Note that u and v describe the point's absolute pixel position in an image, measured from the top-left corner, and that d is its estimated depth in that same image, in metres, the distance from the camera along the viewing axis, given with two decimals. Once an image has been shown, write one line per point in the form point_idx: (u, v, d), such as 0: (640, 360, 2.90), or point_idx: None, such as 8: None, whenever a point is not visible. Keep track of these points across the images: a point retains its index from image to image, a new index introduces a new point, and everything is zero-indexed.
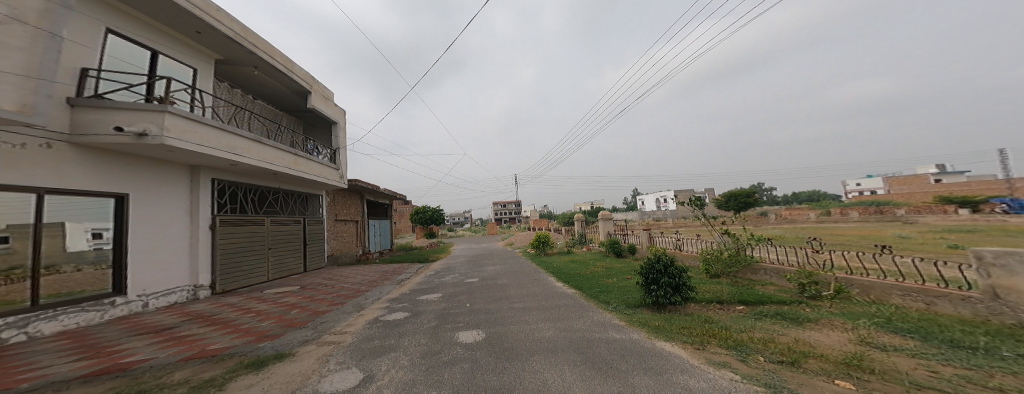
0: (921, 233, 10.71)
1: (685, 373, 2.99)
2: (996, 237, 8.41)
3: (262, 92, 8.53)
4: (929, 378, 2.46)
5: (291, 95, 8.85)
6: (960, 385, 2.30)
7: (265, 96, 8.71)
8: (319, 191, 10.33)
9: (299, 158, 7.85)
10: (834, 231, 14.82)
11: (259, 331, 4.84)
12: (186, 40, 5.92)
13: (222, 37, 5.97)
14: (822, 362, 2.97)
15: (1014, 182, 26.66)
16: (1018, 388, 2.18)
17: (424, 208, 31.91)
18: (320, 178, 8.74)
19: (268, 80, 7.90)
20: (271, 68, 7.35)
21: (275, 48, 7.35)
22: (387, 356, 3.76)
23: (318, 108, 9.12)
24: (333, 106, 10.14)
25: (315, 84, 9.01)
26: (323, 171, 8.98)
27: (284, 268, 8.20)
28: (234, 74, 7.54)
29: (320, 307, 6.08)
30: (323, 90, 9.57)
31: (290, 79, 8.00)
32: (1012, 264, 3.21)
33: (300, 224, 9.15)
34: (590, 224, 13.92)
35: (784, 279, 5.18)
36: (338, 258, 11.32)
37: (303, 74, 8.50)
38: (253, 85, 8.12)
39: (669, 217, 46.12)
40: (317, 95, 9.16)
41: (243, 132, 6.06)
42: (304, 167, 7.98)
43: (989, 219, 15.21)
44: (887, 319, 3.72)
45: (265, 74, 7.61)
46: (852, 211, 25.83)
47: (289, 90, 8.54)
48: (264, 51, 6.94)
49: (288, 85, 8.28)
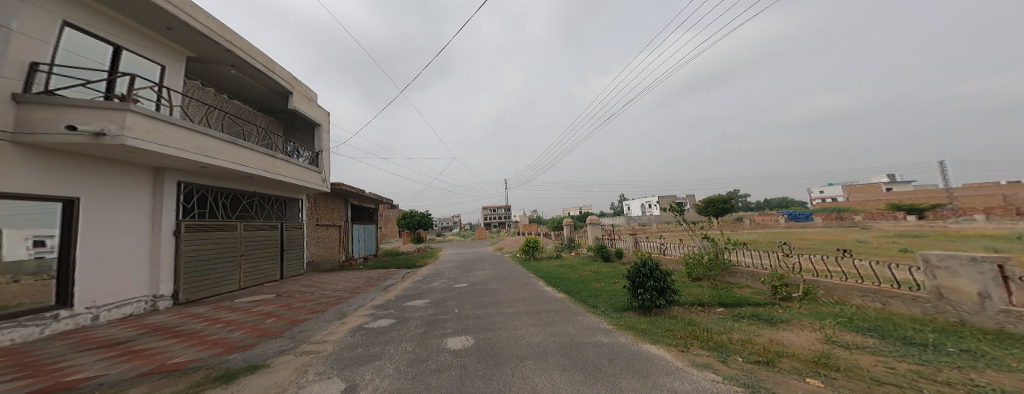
0: (878, 238, 11.65)
1: (670, 374, 3.11)
2: (942, 241, 9.30)
3: (238, 91, 8.02)
4: (888, 374, 2.74)
5: (271, 96, 8.38)
6: (913, 380, 2.60)
7: (242, 95, 8.19)
8: (300, 195, 9.85)
9: (278, 161, 7.41)
10: (802, 235, 15.88)
11: (229, 342, 4.54)
12: (156, 35, 5.45)
13: (197, 34, 5.55)
14: (794, 360, 3.20)
15: (953, 192, 29.66)
16: (963, 382, 2.51)
17: (409, 212, 30.84)
18: (301, 181, 8.28)
19: (247, 80, 7.45)
20: (250, 67, 6.92)
21: (254, 46, 6.93)
22: (371, 364, 3.64)
23: (300, 109, 8.67)
24: (317, 108, 9.69)
25: (298, 85, 8.56)
26: (304, 175, 8.52)
27: (258, 275, 7.71)
28: (207, 73, 7.03)
29: (298, 316, 5.82)
30: (306, 91, 9.10)
31: (270, 79, 7.56)
32: (954, 267, 3.65)
33: (278, 229, 8.66)
34: (578, 228, 14.05)
35: (758, 281, 5.49)
36: (318, 263, 10.80)
37: (286, 74, 8.08)
38: (229, 84, 7.63)
39: (652, 221, 47.66)
40: (300, 96, 8.72)
41: (216, 133, 5.64)
42: (284, 170, 7.53)
43: (934, 226, 16.87)
44: (850, 319, 4.12)
45: (243, 73, 7.16)
46: (818, 217, 27.61)
47: (269, 90, 8.08)
48: (242, 49, 6.53)
49: (267, 85, 7.81)
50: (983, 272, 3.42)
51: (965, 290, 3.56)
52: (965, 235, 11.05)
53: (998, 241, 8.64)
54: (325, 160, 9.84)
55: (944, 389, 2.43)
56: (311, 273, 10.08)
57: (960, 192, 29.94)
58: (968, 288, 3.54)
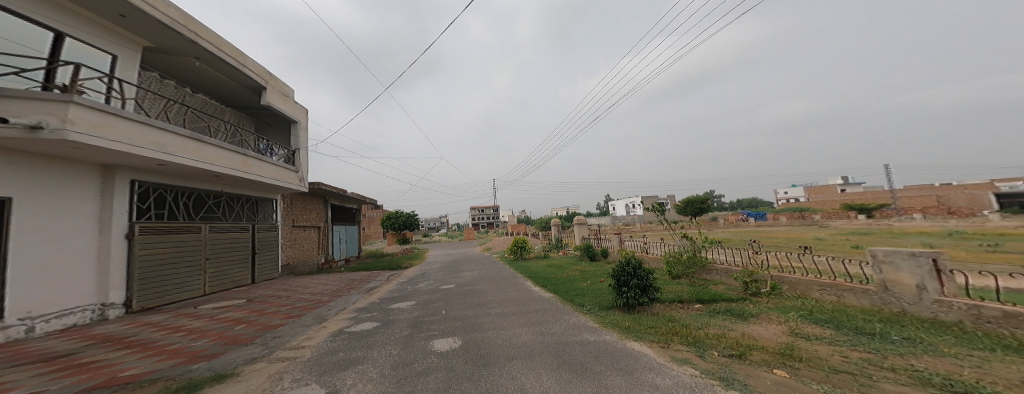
0: (835, 236, 12.73)
1: (653, 371, 3.26)
2: (888, 238, 10.33)
3: (203, 84, 7.36)
4: (842, 363, 3.04)
5: (243, 91, 7.78)
6: (863, 367, 2.90)
7: (208, 89, 7.57)
8: (274, 195, 9.27)
9: (249, 159, 6.87)
10: (770, 233, 17.07)
11: (192, 351, 4.20)
12: (105, 23, 4.86)
13: (155, 23, 5.01)
14: (763, 353, 3.47)
15: (896, 194, 33.03)
16: (904, 367, 2.83)
17: (394, 212, 29.92)
18: (277, 181, 7.77)
19: (213, 73, 6.86)
20: (217, 60, 6.37)
21: (221, 36, 6.38)
22: (353, 369, 3.52)
23: (275, 106, 8.09)
24: (294, 104, 9.07)
25: (273, 80, 7.96)
26: (280, 174, 8.00)
27: (225, 280, 7.16)
28: (168, 65, 6.42)
29: (271, 321, 5.48)
30: (282, 87, 8.49)
31: (240, 74, 7.00)
32: (897, 261, 4.08)
33: (249, 231, 8.09)
34: (565, 228, 14.25)
35: (731, 278, 5.87)
36: (294, 266, 10.21)
37: (259, 69, 7.51)
38: (192, 77, 6.98)
39: (633, 220, 49.51)
40: (275, 91, 8.14)
41: (177, 129, 5.14)
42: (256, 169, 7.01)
43: (881, 225, 18.68)
44: (810, 312, 4.52)
45: (208, 66, 6.58)
46: (783, 216, 29.70)
47: (240, 85, 7.49)
48: (208, 40, 5.98)
49: (237, 79, 7.21)
50: (921, 266, 3.85)
51: (906, 282, 4.01)
52: (907, 233, 12.32)
53: (936, 238, 9.71)
54: (303, 160, 9.28)
55: (887, 374, 2.73)
56: (286, 276, 9.52)
57: (901, 194, 33.39)
58: (908, 281, 3.99)
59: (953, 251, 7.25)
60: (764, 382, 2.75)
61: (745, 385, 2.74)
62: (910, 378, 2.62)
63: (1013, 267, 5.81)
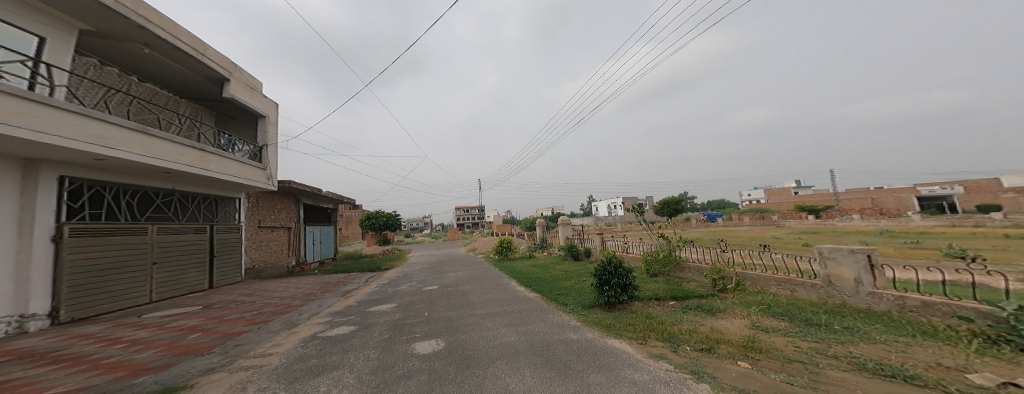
0: (790, 235, 14.03)
1: (631, 366, 3.42)
2: (833, 237, 11.56)
3: (154, 73, 7.07)
4: (795, 352, 3.38)
5: (201, 82, 7.61)
6: (812, 355, 3.25)
7: (162, 79, 7.32)
8: (238, 194, 8.57)
9: (206, 154, 6.47)
10: (736, 233, 18.43)
11: (136, 364, 3.73)
12: (35, 3, 4.56)
13: (95, 6, 4.81)
14: (729, 346, 3.76)
15: (839, 197, 36.97)
16: (844, 354, 3.20)
17: (373, 212, 28.71)
18: (239, 178, 7.36)
19: (166, 61, 6.65)
20: (171, 48, 6.22)
21: (176, 24, 6.24)
22: (327, 375, 3.32)
23: (238, 97, 7.92)
24: (261, 97, 8.91)
25: (235, 71, 7.86)
26: (243, 171, 7.57)
27: (177, 285, 6.44)
28: (114, 52, 6.15)
29: (233, 328, 5.04)
30: (247, 79, 8.38)
31: (199, 64, 6.87)
32: (839, 257, 4.58)
33: (206, 232, 7.36)
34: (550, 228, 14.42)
35: (701, 275, 6.26)
36: (260, 270, 9.41)
37: (221, 59, 7.41)
38: (140, 65, 6.70)
39: (613, 220, 51.30)
40: (238, 83, 8.00)
41: (121, 120, 4.80)
42: (214, 165, 6.60)
43: (829, 224, 20.85)
44: (768, 306, 4.96)
45: (160, 54, 6.38)
46: (747, 217, 32.08)
47: (198, 75, 7.31)
48: (161, 27, 5.85)
49: (195, 69, 7.07)
50: (858, 262, 4.37)
51: (846, 276, 4.52)
52: (850, 232, 13.84)
53: (872, 236, 10.99)
54: (270, 156, 8.91)
55: (831, 361, 3.07)
56: (250, 281, 8.72)
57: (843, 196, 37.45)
58: (847, 275, 4.51)
59: (888, 249, 8.27)
60: (729, 373, 2.99)
61: (713, 377, 2.94)
62: (849, 363, 2.98)
63: (935, 262, 6.75)
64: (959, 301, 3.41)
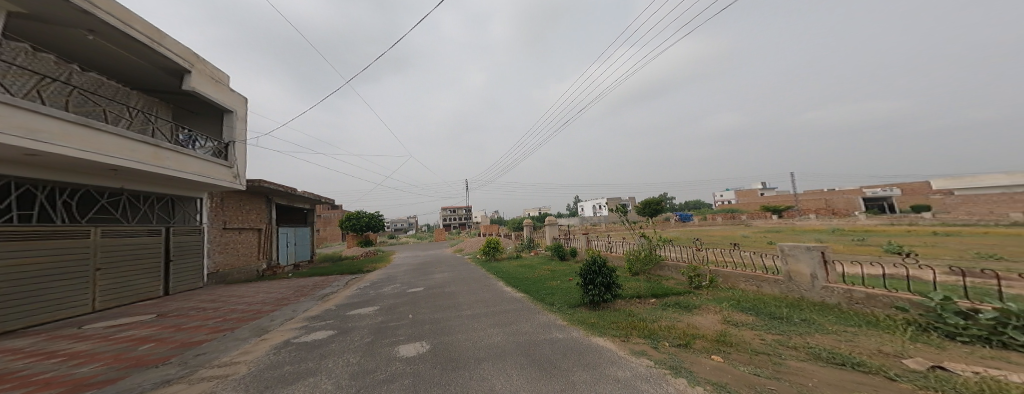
0: (757, 233, 15.10)
1: (614, 363, 3.53)
2: (793, 235, 12.59)
3: (101, 62, 6.35)
4: (761, 344, 3.65)
5: (158, 73, 6.91)
6: (776, 347, 3.53)
7: (111, 69, 6.59)
8: (199, 193, 7.90)
9: (162, 150, 5.96)
10: (710, 232, 19.56)
11: (74, 379, 3.30)
12: None
13: None
14: (703, 341, 3.97)
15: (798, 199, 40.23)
16: (801, 345, 3.50)
17: (357, 213, 27.58)
18: (200, 177, 6.81)
19: (115, 49, 5.98)
20: (120, 34, 5.60)
21: (126, 9, 5.63)
22: (303, 382, 3.13)
23: (201, 91, 7.25)
24: (229, 92, 8.23)
25: (199, 63, 7.23)
26: (206, 169, 7.02)
27: (124, 291, 5.80)
28: (51, 37, 5.45)
29: (192, 337, 4.60)
30: (213, 72, 7.73)
31: (154, 53, 6.23)
32: (797, 254, 4.99)
33: (161, 234, 6.72)
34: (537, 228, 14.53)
35: (679, 273, 6.57)
36: (227, 275, 8.70)
37: (181, 50, 6.78)
38: (84, 52, 5.97)
39: (597, 220, 52.58)
40: (202, 76, 7.35)
41: (59, 112, 4.36)
42: (170, 162, 6.09)
43: (789, 223, 22.68)
44: (738, 301, 5.29)
45: (108, 41, 5.74)
46: (719, 217, 34.02)
47: (153, 66, 6.64)
48: (108, 12, 5.25)
49: (150, 60, 6.43)
50: (813, 258, 4.77)
51: (803, 272, 4.93)
52: (807, 230, 15.13)
53: (826, 234, 12.08)
54: (239, 155, 8.26)
55: (791, 352, 3.34)
56: (212, 286, 8.00)
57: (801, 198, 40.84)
58: (804, 270, 4.91)
59: (839, 246, 9.14)
60: (703, 367, 3.17)
61: (690, 372, 3.10)
62: (806, 352, 3.28)
63: (877, 257, 7.56)
64: (895, 293, 3.84)
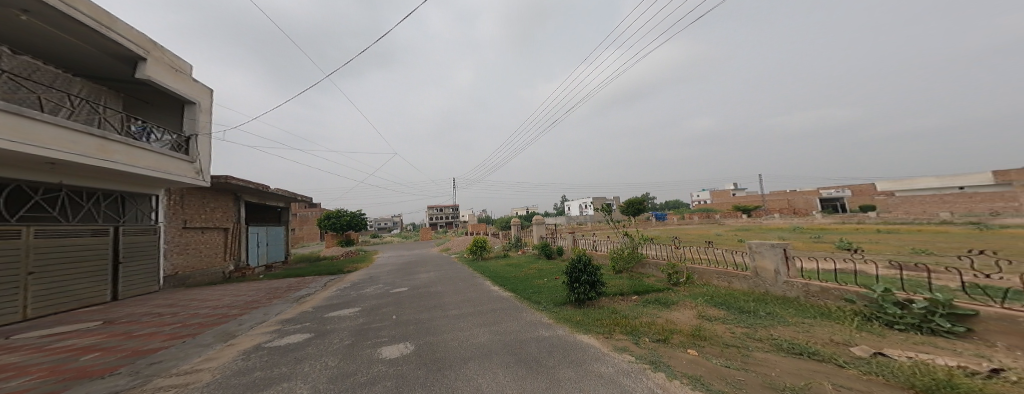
0: (729, 232, 16.03)
1: (597, 360, 3.60)
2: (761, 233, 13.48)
3: (34, 45, 5.52)
4: (732, 338, 3.88)
5: (106, 60, 6.12)
6: (745, 339, 3.76)
7: (47, 53, 5.75)
8: (155, 189, 7.13)
9: (110, 142, 5.32)
10: (687, 230, 20.54)
11: None
12: None
13: None
14: (681, 336, 4.15)
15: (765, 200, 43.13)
16: (765, 337, 3.74)
17: (336, 212, 26.35)
18: (157, 172, 6.16)
19: (53, 31, 5.22)
20: (60, 15, 4.89)
21: None
22: (276, 388, 2.93)
23: (159, 81, 6.54)
24: (191, 82, 7.47)
25: (155, 50, 6.48)
26: (163, 163, 6.36)
27: (60, 296, 5.14)
28: None
29: (145, 345, 4.17)
30: (172, 60, 6.96)
31: (102, 38, 5.51)
32: (763, 251, 5.34)
33: (109, 232, 6.03)
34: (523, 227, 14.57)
35: (659, 271, 6.85)
36: (187, 277, 7.98)
37: (134, 35, 6.03)
38: (13, 33, 5.15)
39: (581, 219, 53.47)
40: (159, 64, 6.60)
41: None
42: (121, 156, 5.45)
43: (758, 221, 24.26)
44: (711, 297, 5.59)
45: (44, 22, 5.00)
46: (695, 216, 35.79)
47: (101, 52, 5.87)
48: None
49: (97, 45, 5.68)
50: (778, 255, 5.12)
51: (767, 267, 5.28)
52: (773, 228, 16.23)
53: (789, 232, 13.02)
54: (202, 148, 7.57)
55: (757, 344, 3.59)
56: (170, 290, 7.29)
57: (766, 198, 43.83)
58: (768, 266, 5.26)
59: (800, 243, 9.91)
60: (681, 361, 3.31)
61: (668, 366, 3.23)
62: (770, 342, 3.54)
63: (831, 253, 8.29)
64: (845, 286, 4.22)
